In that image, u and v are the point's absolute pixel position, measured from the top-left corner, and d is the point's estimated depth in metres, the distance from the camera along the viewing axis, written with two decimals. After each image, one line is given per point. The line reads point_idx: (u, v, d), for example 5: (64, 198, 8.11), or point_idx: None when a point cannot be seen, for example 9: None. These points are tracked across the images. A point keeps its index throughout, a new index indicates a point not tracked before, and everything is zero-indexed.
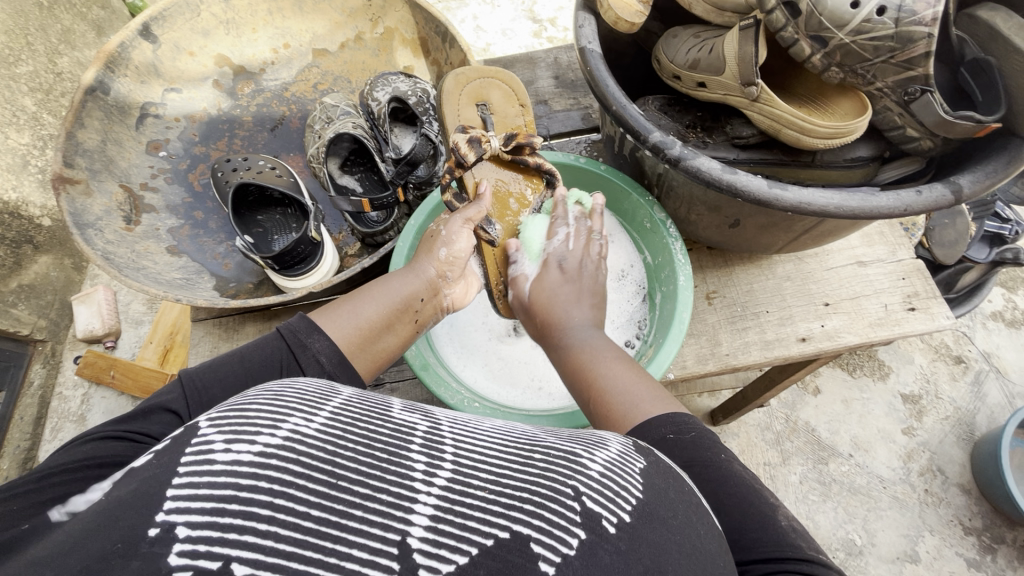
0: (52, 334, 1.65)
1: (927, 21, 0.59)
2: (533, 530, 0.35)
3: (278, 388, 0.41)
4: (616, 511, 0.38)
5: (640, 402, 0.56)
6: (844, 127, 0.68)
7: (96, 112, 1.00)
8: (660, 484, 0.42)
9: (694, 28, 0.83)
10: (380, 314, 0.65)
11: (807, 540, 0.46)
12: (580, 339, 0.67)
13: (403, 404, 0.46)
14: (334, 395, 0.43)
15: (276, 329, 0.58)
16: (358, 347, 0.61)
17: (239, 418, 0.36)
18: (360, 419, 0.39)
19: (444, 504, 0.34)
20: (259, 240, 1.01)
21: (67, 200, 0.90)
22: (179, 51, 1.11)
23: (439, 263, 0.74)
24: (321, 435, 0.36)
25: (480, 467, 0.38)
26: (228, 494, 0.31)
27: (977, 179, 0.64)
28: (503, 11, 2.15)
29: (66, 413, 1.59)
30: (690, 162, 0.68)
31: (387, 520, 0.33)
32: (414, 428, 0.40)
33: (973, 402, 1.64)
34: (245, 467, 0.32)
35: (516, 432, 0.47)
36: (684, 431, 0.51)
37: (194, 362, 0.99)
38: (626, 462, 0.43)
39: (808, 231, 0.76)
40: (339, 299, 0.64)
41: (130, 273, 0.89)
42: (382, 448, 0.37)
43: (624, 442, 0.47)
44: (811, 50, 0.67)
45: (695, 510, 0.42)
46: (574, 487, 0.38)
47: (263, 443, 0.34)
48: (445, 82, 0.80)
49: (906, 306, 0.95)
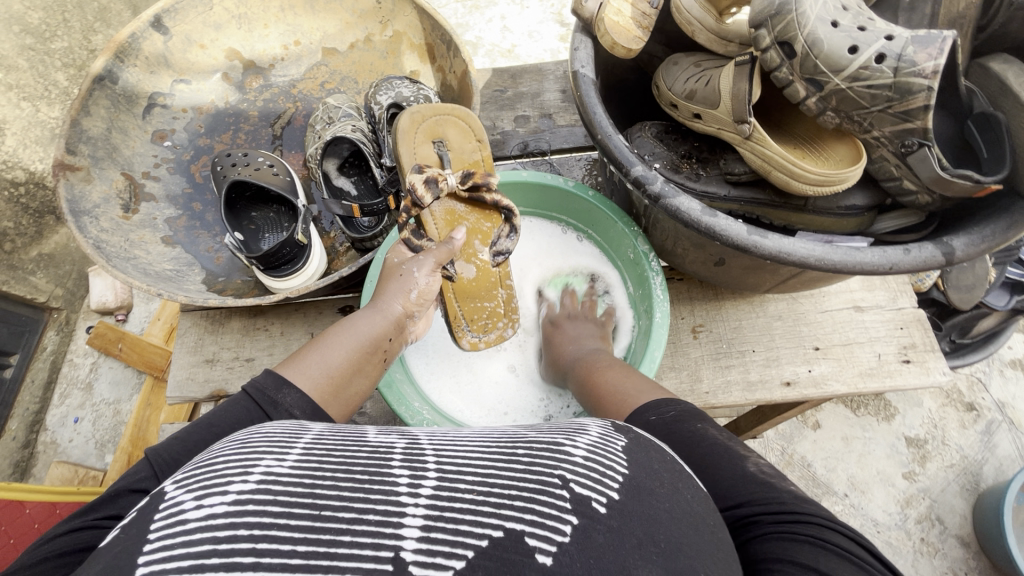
0: (69, 303, 1.68)
1: (927, 73, 0.56)
2: (527, 525, 0.36)
3: (248, 436, 0.43)
4: (604, 491, 0.40)
5: (633, 394, 0.62)
6: (834, 176, 0.65)
7: (103, 101, 1.02)
8: (642, 456, 0.45)
9: (695, 57, 0.80)
10: (351, 357, 0.64)
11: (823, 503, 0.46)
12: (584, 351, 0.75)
13: (377, 430, 0.47)
14: (303, 433, 0.45)
15: (243, 389, 0.55)
16: (331, 395, 0.60)
17: (207, 475, 0.37)
18: (335, 451, 0.41)
19: (434, 513, 0.36)
20: (248, 237, 1.02)
21: (65, 186, 0.93)
22: (189, 43, 1.13)
23: (409, 302, 0.73)
24: (295, 471, 0.38)
25: (464, 471, 0.40)
26: (207, 548, 0.32)
27: (972, 242, 0.60)
28: (531, 12, 2.12)
29: (74, 380, 1.65)
30: (670, 201, 0.66)
31: (378, 539, 0.34)
32: (391, 448, 0.42)
33: (981, 452, 1.56)
34: (220, 518, 0.33)
35: (495, 432, 0.48)
36: (665, 412, 0.56)
37: (179, 352, 1.01)
38: (608, 441, 0.46)
39: (795, 276, 0.74)
40: (307, 347, 0.63)
41: (119, 262, 0.91)
42: (361, 470, 0.38)
43: (603, 425, 0.50)
44: (806, 93, 0.64)
45: (678, 477, 0.45)
46: (560, 475, 0.40)
47: (237, 491, 0.35)
48: (399, 119, 0.78)
49: (900, 357, 0.91)
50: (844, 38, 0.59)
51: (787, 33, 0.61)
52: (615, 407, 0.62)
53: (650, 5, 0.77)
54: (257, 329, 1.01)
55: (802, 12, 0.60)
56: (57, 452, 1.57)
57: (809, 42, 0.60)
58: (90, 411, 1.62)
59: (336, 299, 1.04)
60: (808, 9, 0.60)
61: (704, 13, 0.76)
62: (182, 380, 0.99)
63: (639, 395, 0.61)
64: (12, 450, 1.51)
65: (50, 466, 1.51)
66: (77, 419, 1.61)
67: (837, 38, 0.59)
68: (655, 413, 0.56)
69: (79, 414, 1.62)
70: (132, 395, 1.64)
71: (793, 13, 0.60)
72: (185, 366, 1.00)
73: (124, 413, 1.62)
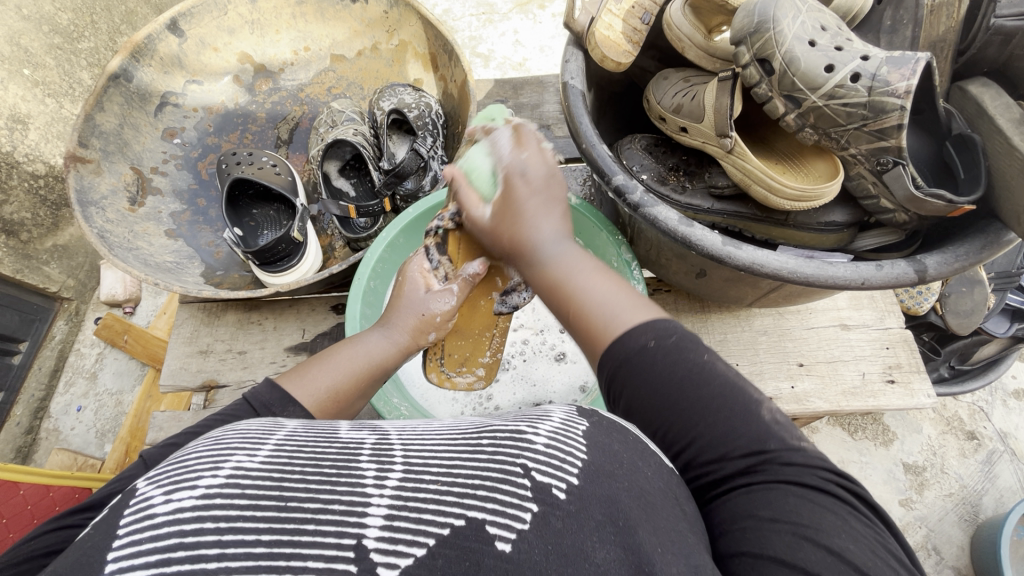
0: (79, 294, 1.73)
1: (900, 93, 0.58)
2: (488, 514, 0.36)
3: (221, 433, 0.42)
4: (565, 477, 0.39)
5: (616, 311, 0.50)
6: (810, 191, 0.67)
7: (118, 98, 1.07)
8: (604, 440, 0.43)
9: (685, 72, 0.82)
10: (352, 373, 0.63)
11: (787, 429, 0.47)
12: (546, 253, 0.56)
13: (350, 424, 0.46)
14: (277, 429, 0.44)
15: (246, 399, 0.55)
16: (328, 411, 0.59)
17: (177, 470, 0.36)
18: (306, 445, 0.40)
19: (398, 503, 0.35)
20: (247, 233, 1.05)
21: (75, 177, 0.97)
22: (203, 46, 1.17)
23: (418, 326, 0.71)
24: (265, 465, 0.37)
25: (431, 463, 0.39)
26: (174, 542, 0.31)
27: (945, 260, 0.61)
28: (544, 27, 2.16)
29: (80, 369, 1.69)
30: (648, 210, 0.67)
31: (342, 528, 0.33)
32: (361, 443, 0.41)
33: (981, 482, 1.52)
34: (187, 512, 0.32)
35: (465, 423, 0.47)
36: (665, 336, 0.48)
37: (175, 342, 1.03)
38: (571, 426, 0.43)
39: (774, 290, 0.75)
40: (315, 361, 0.62)
41: (121, 252, 0.94)
42: (330, 465, 0.38)
43: (567, 409, 0.47)
44: (785, 109, 0.65)
45: (643, 455, 0.44)
46: (522, 464, 0.39)
47: (206, 485, 0.34)
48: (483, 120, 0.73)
49: (885, 377, 0.91)
50: (821, 57, 0.61)
51: (765, 51, 0.62)
52: (595, 325, 0.50)
53: (641, 21, 0.79)
54: (251, 323, 1.04)
55: (780, 30, 0.61)
56: (59, 439, 1.60)
57: (786, 60, 0.61)
58: (93, 400, 1.65)
59: (329, 296, 1.06)
60: (787, 27, 0.61)
61: (693, 30, 0.78)
62: (176, 370, 1.01)
63: (623, 316, 0.49)
64: (14, 435, 1.55)
65: (50, 452, 1.55)
66: (80, 408, 1.65)
67: (814, 57, 0.61)
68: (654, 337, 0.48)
69: (82, 402, 1.65)
70: (135, 386, 1.68)
71: (770, 31, 0.61)
72: (179, 356, 1.02)
73: (126, 403, 1.66)
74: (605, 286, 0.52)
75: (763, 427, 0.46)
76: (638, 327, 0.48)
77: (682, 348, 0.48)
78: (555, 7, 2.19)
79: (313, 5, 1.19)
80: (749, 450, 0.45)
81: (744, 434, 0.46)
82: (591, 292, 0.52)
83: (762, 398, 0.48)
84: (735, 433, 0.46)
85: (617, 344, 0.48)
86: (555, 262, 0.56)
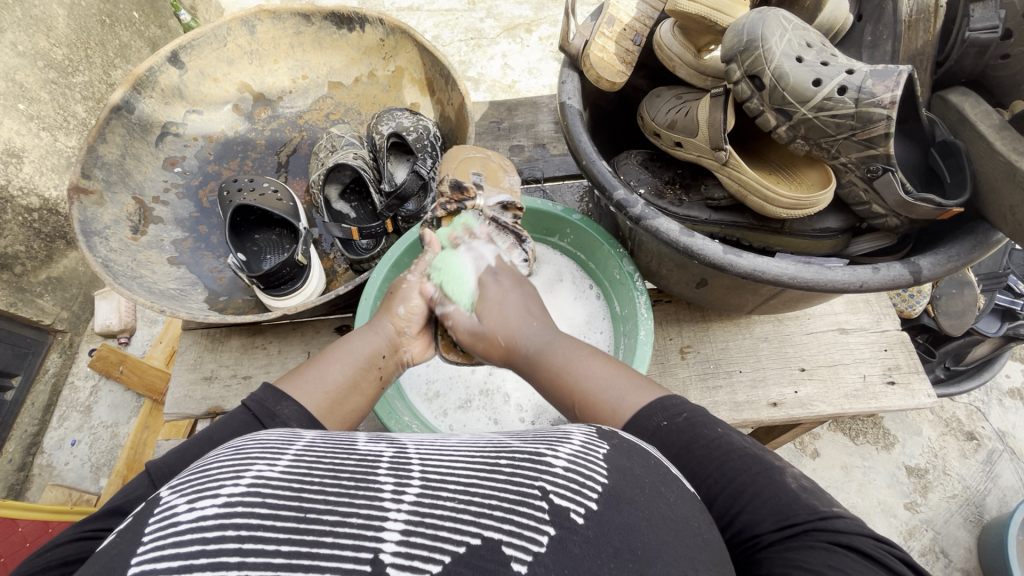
0: (73, 325, 1.71)
1: (885, 104, 0.61)
2: (505, 535, 0.36)
3: (241, 442, 0.43)
4: (583, 502, 0.39)
5: (619, 398, 0.57)
6: (805, 199, 0.69)
7: (119, 129, 1.08)
8: (625, 463, 0.44)
9: (676, 90, 0.85)
10: (345, 374, 0.64)
11: (819, 496, 0.48)
12: (536, 347, 0.67)
13: (368, 436, 0.46)
14: (296, 439, 0.44)
15: (241, 402, 0.56)
16: (327, 410, 0.61)
17: (199, 480, 0.37)
18: (325, 457, 0.40)
19: (415, 518, 0.35)
20: (250, 258, 1.06)
21: (79, 209, 0.98)
22: (203, 77, 1.19)
23: (397, 318, 0.74)
24: (285, 476, 0.37)
25: (448, 479, 0.39)
26: (196, 549, 0.32)
27: (939, 261, 0.63)
28: (531, 50, 2.22)
29: (74, 403, 1.66)
30: (651, 222, 0.69)
31: (359, 541, 0.34)
32: (379, 456, 0.41)
33: (983, 482, 1.53)
34: (209, 520, 0.33)
35: (483, 438, 0.48)
36: (675, 415, 0.54)
37: (178, 369, 1.03)
38: (591, 448, 0.44)
39: (774, 296, 0.77)
40: (307, 363, 0.64)
41: (125, 281, 0.94)
42: (348, 477, 0.38)
43: (587, 430, 0.48)
44: (777, 122, 0.68)
45: (664, 480, 0.45)
46: (541, 487, 0.39)
47: (227, 495, 0.35)
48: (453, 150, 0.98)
49: (885, 379, 0.93)
50: (809, 72, 0.64)
51: (755, 67, 0.65)
52: (603, 414, 0.57)
53: (633, 42, 0.81)
54: (256, 347, 1.04)
55: (768, 48, 0.64)
56: (52, 475, 1.57)
57: (776, 76, 0.64)
58: (88, 433, 1.63)
59: (334, 319, 1.07)
60: (775, 45, 0.64)
61: (683, 49, 0.82)
62: (180, 398, 1.01)
63: (627, 401, 0.57)
64: (7, 472, 1.51)
65: (44, 489, 1.51)
66: (74, 442, 1.62)
67: (802, 72, 0.64)
68: (665, 416, 0.55)
69: (77, 436, 1.62)
70: (131, 417, 1.65)
71: (760, 49, 0.64)
72: (183, 384, 1.02)
73: (122, 435, 1.63)
74: (607, 375, 0.60)
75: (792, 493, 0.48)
76: (648, 408, 0.55)
77: (695, 423, 0.53)
78: (541, 31, 2.25)
79: (311, 36, 1.22)
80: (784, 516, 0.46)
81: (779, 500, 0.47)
82: (596, 382, 0.60)
83: (784, 465, 0.51)
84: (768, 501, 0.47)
85: (630, 424, 0.55)
86: (545, 355, 0.66)
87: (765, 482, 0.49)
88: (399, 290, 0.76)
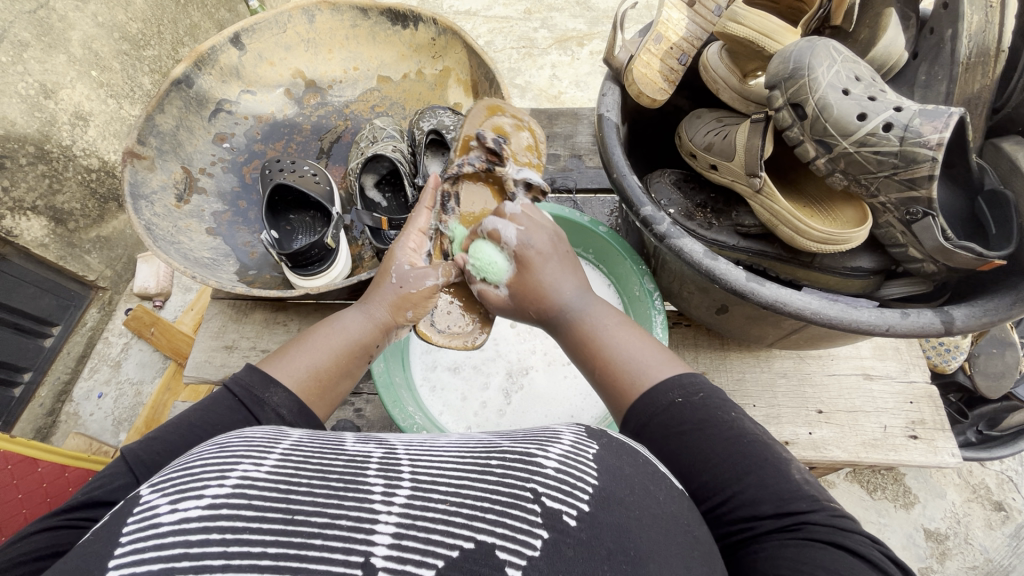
0: (115, 284, 1.78)
1: (931, 145, 0.58)
2: (498, 539, 0.36)
3: (227, 439, 0.43)
4: (576, 503, 0.39)
5: (645, 365, 0.56)
6: (837, 235, 0.67)
7: (177, 102, 1.14)
8: (614, 463, 0.44)
9: (718, 113, 0.84)
10: (332, 358, 0.64)
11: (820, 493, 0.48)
12: (574, 310, 0.64)
13: (356, 435, 0.47)
14: (283, 437, 0.45)
15: (227, 386, 0.57)
16: (318, 396, 0.61)
17: (183, 478, 0.37)
18: (312, 458, 0.40)
19: (405, 522, 0.35)
20: (283, 236, 1.10)
21: (130, 171, 1.04)
22: (261, 60, 1.25)
23: (397, 307, 0.71)
24: (272, 477, 0.37)
25: (438, 481, 0.39)
26: (179, 551, 0.32)
27: (973, 314, 0.60)
28: (581, 64, 2.23)
29: (106, 357, 1.73)
30: (675, 241, 0.68)
31: (350, 544, 0.34)
32: (368, 456, 0.41)
33: (1008, 557, 1.43)
34: (194, 522, 0.33)
35: (472, 438, 0.47)
36: (692, 393, 0.53)
37: (203, 335, 1.07)
38: (581, 449, 0.44)
39: (796, 331, 0.74)
40: (298, 347, 0.63)
41: (164, 244, 0.99)
42: (337, 478, 0.38)
43: (577, 429, 0.48)
44: (816, 153, 0.67)
45: (653, 478, 0.45)
46: (532, 489, 0.39)
47: (212, 495, 0.35)
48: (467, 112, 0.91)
49: (907, 432, 0.89)
50: (854, 105, 0.62)
51: (799, 96, 0.64)
52: (624, 378, 0.56)
53: (679, 62, 0.80)
54: (277, 323, 1.07)
55: (814, 77, 0.63)
56: (77, 424, 1.64)
57: (819, 106, 0.63)
58: (114, 388, 1.70)
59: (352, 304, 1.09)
60: (821, 74, 0.63)
61: (729, 72, 0.81)
62: (201, 362, 1.05)
63: (654, 368, 0.56)
64: (36, 415, 1.59)
65: (67, 436, 1.58)
66: (101, 395, 1.69)
67: (847, 105, 0.62)
68: (681, 393, 0.53)
69: (103, 390, 1.69)
70: (155, 378, 1.71)
71: (805, 78, 0.64)
72: (205, 349, 1.06)
73: (145, 394, 1.69)
74: (641, 343, 0.59)
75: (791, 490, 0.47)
76: (664, 382, 0.54)
77: (710, 404, 0.52)
78: (592, 45, 2.25)
79: (366, 30, 1.26)
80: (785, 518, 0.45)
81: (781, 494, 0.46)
82: (624, 348, 0.58)
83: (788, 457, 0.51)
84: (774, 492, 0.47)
85: (646, 397, 0.54)
86: (585, 317, 0.63)
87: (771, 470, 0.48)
88: (413, 290, 0.72)
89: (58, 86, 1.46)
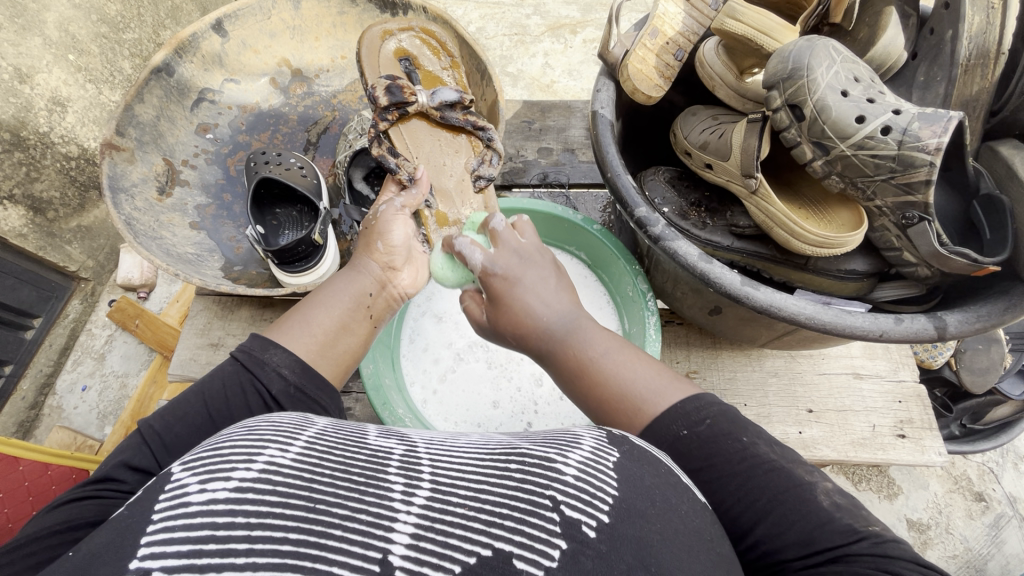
0: (97, 275, 1.74)
1: (929, 150, 0.58)
2: (516, 547, 0.35)
3: (255, 422, 0.42)
4: (596, 514, 0.38)
5: (647, 392, 0.54)
6: (833, 239, 0.67)
7: (157, 91, 1.10)
8: (634, 473, 0.42)
9: (713, 111, 0.83)
10: (333, 318, 0.64)
11: (854, 513, 0.45)
12: (561, 333, 0.59)
13: (379, 430, 0.46)
14: (309, 425, 0.43)
15: (230, 353, 0.58)
16: (319, 353, 0.61)
17: (213, 458, 0.36)
18: (337, 448, 0.39)
19: (424, 523, 0.34)
20: (269, 232, 1.07)
21: (109, 164, 1.00)
22: (244, 47, 1.20)
23: (376, 254, 0.72)
24: (297, 464, 0.36)
25: (458, 485, 0.38)
26: (206, 534, 0.31)
27: (966, 319, 0.60)
28: (574, 52, 2.19)
29: (89, 349, 1.70)
30: (669, 244, 0.67)
31: (368, 540, 0.33)
32: (390, 452, 0.40)
33: (986, 546, 1.46)
34: (221, 504, 0.33)
35: (492, 440, 0.47)
36: (698, 423, 0.51)
37: (187, 332, 1.05)
38: (601, 457, 0.42)
39: (789, 333, 0.74)
40: (292, 310, 0.64)
41: (145, 240, 0.96)
42: (359, 472, 0.37)
43: (597, 436, 0.46)
44: (813, 155, 0.66)
45: (676, 491, 0.43)
46: (551, 497, 0.38)
47: (239, 478, 0.34)
48: (360, 48, 0.92)
49: (895, 431, 0.90)
50: (853, 107, 0.61)
51: (797, 97, 0.63)
52: (630, 409, 0.54)
53: (674, 57, 0.78)
54: (264, 320, 1.05)
55: (813, 78, 0.62)
56: (61, 417, 1.61)
57: (818, 107, 0.62)
58: (99, 380, 1.66)
59: None
60: (821, 76, 0.62)
61: (726, 69, 0.80)
62: (186, 360, 1.02)
63: (657, 396, 0.53)
64: (18, 409, 1.56)
65: (51, 429, 1.55)
66: (85, 388, 1.65)
67: (846, 106, 0.61)
68: (686, 425, 0.51)
69: (88, 382, 1.66)
70: (141, 370, 1.68)
71: (804, 78, 0.62)
72: (190, 347, 1.03)
73: (131, 387, 1.66)
74: (637, 370, 0.56)
75: (822, 515, 0.45)
76: (670, 412, 0.52)
77: (718, 433, 0.51)
78: (586, 34, 2.22)
79: (353, 16, 1.22)
80: (812, 544, 0.43)
81: (807, 527, 0.44)
82: (624, 374, 0.55)
83: (817, 480, 0.48)
84: (796, 527, 0.45)
85: (653, 428, 0.52)
86: (571, 343, 0.59)
87: (793, 501, 0.46)
88: (378, 223, 0.73)
89: (34, 70, 1.40)
